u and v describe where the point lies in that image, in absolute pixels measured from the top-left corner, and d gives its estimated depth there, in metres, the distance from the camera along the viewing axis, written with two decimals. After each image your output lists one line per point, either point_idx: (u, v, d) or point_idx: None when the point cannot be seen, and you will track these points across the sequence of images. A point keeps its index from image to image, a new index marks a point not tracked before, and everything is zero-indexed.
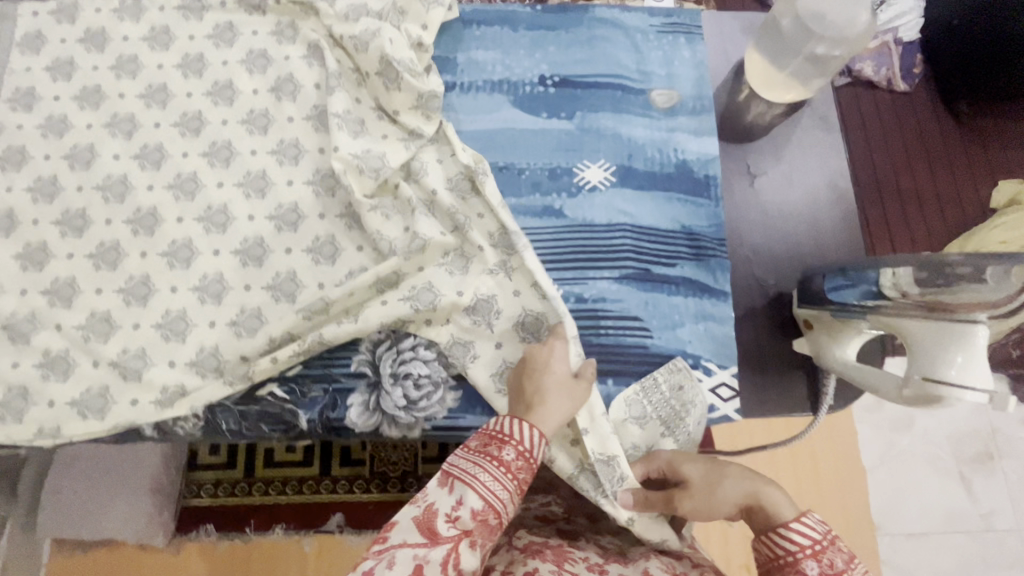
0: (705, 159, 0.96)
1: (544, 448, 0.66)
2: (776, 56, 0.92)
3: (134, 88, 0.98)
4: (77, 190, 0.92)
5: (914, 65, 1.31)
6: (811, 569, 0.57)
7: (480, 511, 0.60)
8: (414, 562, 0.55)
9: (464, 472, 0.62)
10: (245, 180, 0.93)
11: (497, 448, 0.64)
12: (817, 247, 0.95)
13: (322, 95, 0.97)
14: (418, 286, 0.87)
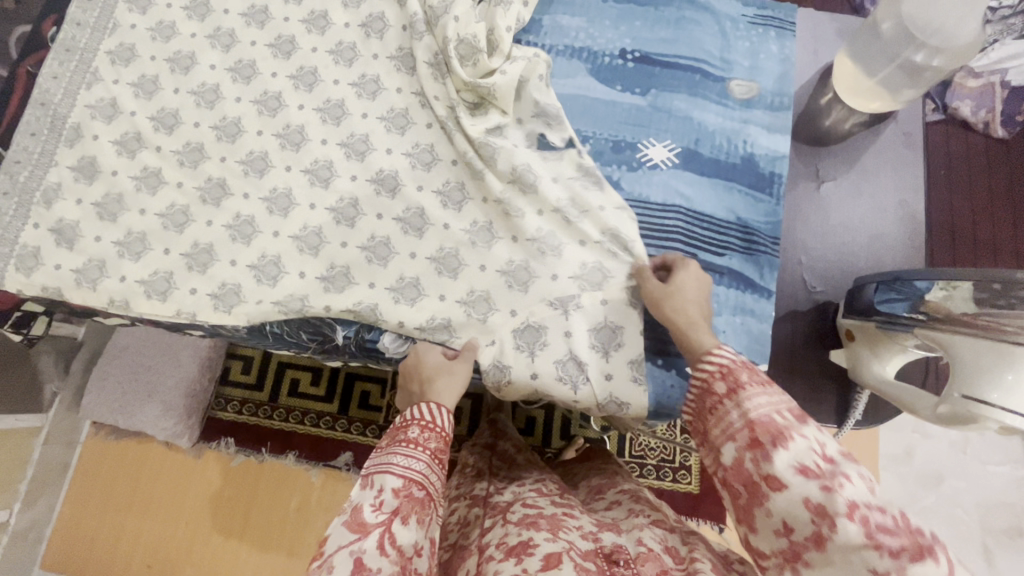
0: (773, 156, 0.94)
1: (446, 418, 0.73)
2: (872, 59, 0.89)
3: (238, 6, 1.04)
4: (174, 92, 0.99)
5: (1018, 111, 1.25)
6: (719, 386, 0.65)
7: (403, 487, 0.64)
8: (353, 558, 0.58)
9: (378, 464, 0.66)
10: (324, 106, 0.98)
11: (403, 433, 0.70)
12: (874, 264, 0.93)
13: (407, 37, 1.00)
14: (476, 227, 0.91)
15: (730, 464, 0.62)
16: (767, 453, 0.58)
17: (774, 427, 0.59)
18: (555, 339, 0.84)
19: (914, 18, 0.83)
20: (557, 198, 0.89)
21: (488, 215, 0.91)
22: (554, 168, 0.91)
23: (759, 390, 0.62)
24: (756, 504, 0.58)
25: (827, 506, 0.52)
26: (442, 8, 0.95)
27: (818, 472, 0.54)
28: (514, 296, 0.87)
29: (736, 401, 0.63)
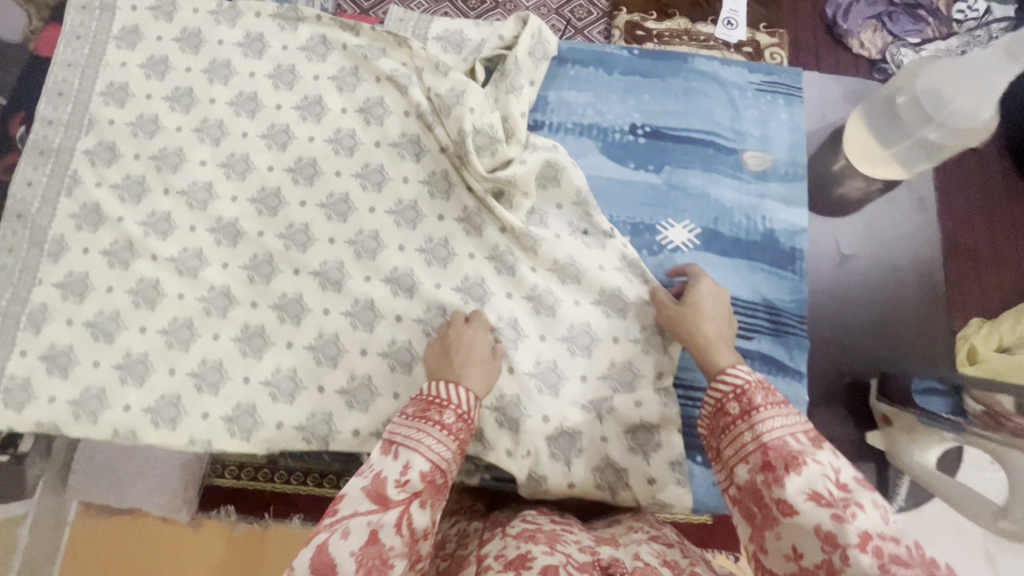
0: (793, 230, 0.93)
1: (475, 408, 0.73)
2: (888, 131, 0.90)
3: (225, 95, 0.98)
4: (164, 193, 0.93)
5: None
6: (733, 408, 0.67)
7: (429, 472, 0.64)
8: (369, 528, 0.58)
9: (405, 438, 0.65)
10: (328, 201, 0.93)
11: (436, 412, 0.68)
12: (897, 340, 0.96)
13: (410, 122, 0.95)
14: (504, 319, 0.87)
15: (742, 484, 0.64)
16: (780, 477, 0.60)
17: (789, 452, 0.61)
18: (594, 442, 0.83)
19: (925, 94, 0.82)
20: (608, 286, 0.88)
21: (512, 308, 0.88)
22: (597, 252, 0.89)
23: (773, 415, 0.64)
24: (767, 527, 0.60)
25: (839, 535, 0.54)
26: (451, 98, 0.91)
27: (830, 500, 0.56)
28: (547, 397, 0.85)
29: (751, 424, 0.65)
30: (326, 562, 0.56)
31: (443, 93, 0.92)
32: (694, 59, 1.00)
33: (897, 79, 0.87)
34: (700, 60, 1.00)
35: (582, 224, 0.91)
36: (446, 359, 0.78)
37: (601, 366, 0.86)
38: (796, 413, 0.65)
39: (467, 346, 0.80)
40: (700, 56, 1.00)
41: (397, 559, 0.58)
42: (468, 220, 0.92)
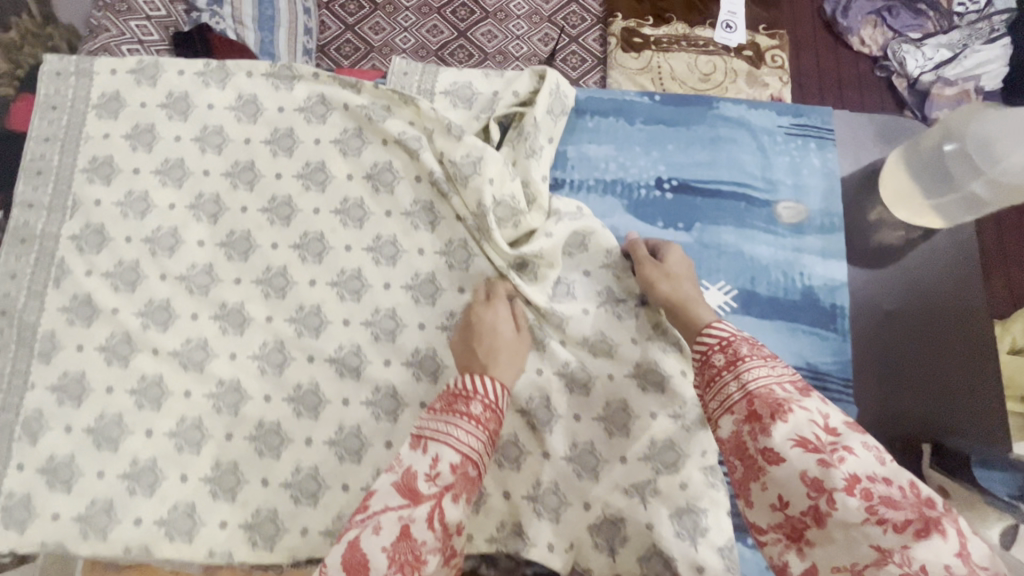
0: (832, 286, 0.88)
1: (505, 399, 0.70)
2: (926, 181, 0.87)
3: (219, 165, 0.91)
4: (161, 279, 0.86)
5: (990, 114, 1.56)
6: (718, 360, 0.67)
7: (459, 464, 0.63)
8: (400, 524, 0.58)
9: (436, 432, 0.65)
10: (339, 279, 0.87)
11: (464, 404, 0.67)
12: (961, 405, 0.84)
13: (422, 189, 0.89)
14: (535, 400, 0.82)
15: (726, 437, 0.62)
16: (766, 426, 0.58)
17: (774, 400, 0.59)
18: (640, 529, 0.78)
19: (977, 145, 0.79)
20: (642, 359, 0.83)
21: (542, 387, 0.83)
22: (630, 326, 0.84)
23: (759, 366, 0.63)
24: (752, 478, 0.57)
25: (825, 479, 0.52)
26: (469, 166, 0.85)
27: (817, 445, 0.54)
28: (585, 483, 0.80)
29: (737, 375, 0.64)
30: (361, 560, 0.56)
31: (458, 159, 0.86)
32: (719, 103, 0.94)
33: (951, 118, 0.83)
34: (726, 105, 0.95)
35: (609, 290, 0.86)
36: (473, 347, 0.76)
37: (642, 444, 0.81)
38: (784, 367, 0.63)
39: (493, 332, 0.77)
40: (725, 100, 0.95)
41: (430, 555, 0.57)
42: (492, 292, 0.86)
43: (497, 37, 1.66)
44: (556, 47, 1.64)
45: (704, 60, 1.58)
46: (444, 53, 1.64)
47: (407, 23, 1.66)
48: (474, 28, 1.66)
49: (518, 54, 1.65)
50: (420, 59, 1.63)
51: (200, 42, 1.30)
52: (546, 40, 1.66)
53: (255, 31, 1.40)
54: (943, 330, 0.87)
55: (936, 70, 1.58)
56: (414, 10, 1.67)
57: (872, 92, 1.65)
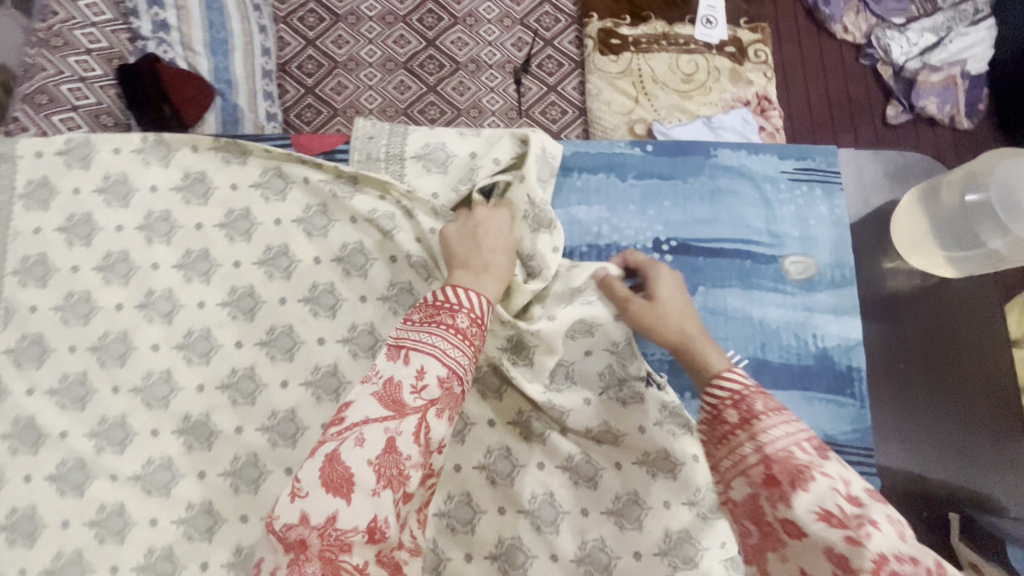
0: (847, 345, 0.82)
1: (491, 312, 0.64)
2: (946, 232, 0.83)
3: (169, 256, 0.81)
4: (113, 392, 0.77)
5: (978, 100, 1.51)
6: (731, 416, 0.56)
7: (446, 378, 0.57)
8: (386, 436, 0.52)
9: (416, 342, 0.58)
10: (314, 378, 0.79)
11: (448, 316, 0.60)
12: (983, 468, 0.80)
13: (399, 269, 0.81)
14: (538, 496, 0.76)
15: (738, 500, 0.52)
16: (785, 494, 0.48)
17: (794, 464, 0.49)
18: None
19: (1002, 197, 0.78)
20: (651, 446, 0.76)
21: (545, 481, 0.77)
22: (637, 410, 0.78)
23: (777, 422, 0.53)
24: (770, 549, 0.49)
25: (850, 560, 0.43)
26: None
27: (842, 519, 0.45)
28: None
29: (751, 434, 0.53)
30: (342, 475, 0.50)
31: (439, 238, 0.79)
32: (716, 151, 0.88)
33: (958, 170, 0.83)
34: (724, 153, 0.88)
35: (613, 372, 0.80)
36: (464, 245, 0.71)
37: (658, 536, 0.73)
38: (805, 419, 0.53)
39: (492, 233, 0.73)
40: (723, 147, 0.89)
41: (417, 470, 0.54)
42: (483, 381, 0.82)
43: (468, 44, 1.53)
44: (531, 52, 1.53)
45: (685, 59, 1.50)
46: (414, 65, 1.51)
47: (372, 34, 1.53)
48: (443, 36, 1.53)
49: (491, 61, 1.52)
50: (388, 73, 1.51)
51: (153, 88, 1.18)
52: (519, 45, 1.54)
53: (208, 56, 1.28)
54: (968, 386, 0.83)
55: (921, 55, 1.51)
56: (378, 20, 1.54)
57: (857, 80, 1.57)
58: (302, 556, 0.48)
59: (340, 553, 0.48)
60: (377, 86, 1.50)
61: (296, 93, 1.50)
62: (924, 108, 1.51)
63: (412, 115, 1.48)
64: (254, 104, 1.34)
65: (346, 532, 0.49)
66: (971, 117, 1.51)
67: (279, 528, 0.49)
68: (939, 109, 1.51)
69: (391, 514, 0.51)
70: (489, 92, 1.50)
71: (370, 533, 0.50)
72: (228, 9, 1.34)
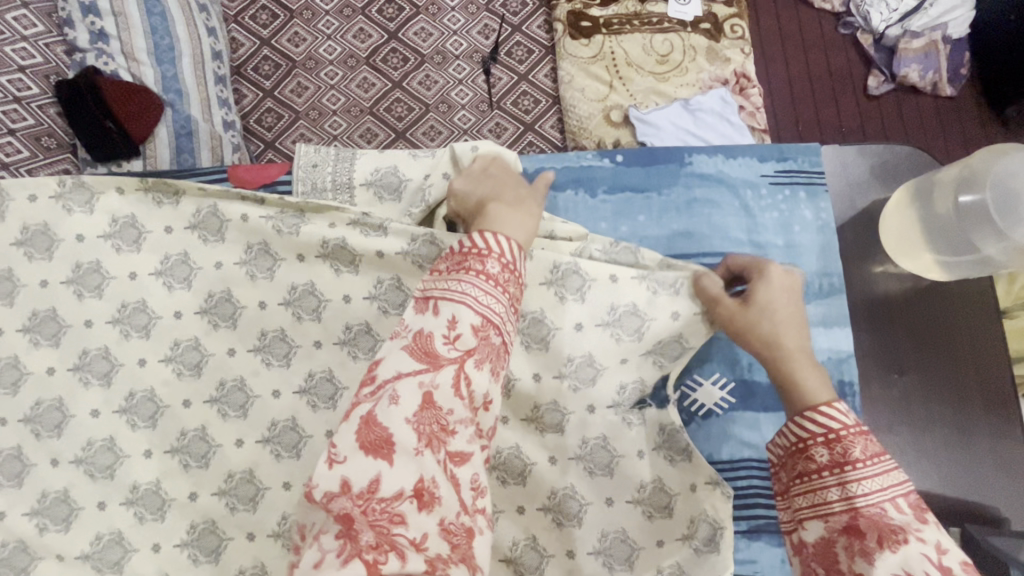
0: (838, 358, 0.77)
1: (522, 258, 0.59)
2: (938, 234, 0.78)
3: (102, 311, 0.74)
4: (51, 465, 0.71)
5: (960, 66, 1.45)
6: (821, 455, 0.58)
7: (480, 326, 0.52)
8: (421, 391, 0.48)
9: (446, 291, 0.53)
10: (270, 434, 0.73)
11: (477, 262, 0.55)
12: (980, 477, 0.78)
13: (357, 308, 0.76)
14: (521, 542, 0.71)
15: (812, 540, 0.56)
16: (868, 548, 0.51)
17: (886, 524, 0.52)
18: None
19: (999, 198, 0.72)
20: (640, 480, 0.72)
21: (528, 526, 0.71)
22: (622, 442, 0.73)
23: (870, 472, 0.55)
24: None
25: None
26: (431, 250, 0.75)
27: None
28: None
29: (840, 480, 0.55)
30: (381, 435, 0.46)
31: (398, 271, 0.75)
32: (692, 158, 0.83)
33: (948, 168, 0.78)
34: (699, 159, 0.83)
35: (638, 383, 0.75)
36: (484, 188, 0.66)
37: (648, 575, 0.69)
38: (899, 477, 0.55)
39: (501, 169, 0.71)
40: (698, 152, 0.83)
41: (459, 425, 0.48)
42: None
43: (432, 35, 1.43)
44: (499, 39, 1.44)
45: (659, 38, 1.42)
46: (377, 60, 1.41)
47: (330, 29, 1.42)
48: (406, 27, 1.43)
49: (458, 52, 1.43)
50: (350, 70, 1.40)
51: (94, 102, 1.09)
52: (486, 32, 1.44)
53: (154, 66, 1.18)
54: (966, 394, 0.79)
55: (902, 22, 1.43)
56: (335, 13, 1.43)
57: (837, 50, 1.50)
58: (348, 531, 0.43)
59: (391, 524, 0.43)
60: (339, 85, 1.40)
61: (254, 97, 1.38)
62: (905, 77, 1.44)
63: (377, 113, 1.39)
64: (208, 111, 1.22)
65: (391, 500, 0.44)
66: (954, 83, 1.45)
67: (318, 499, 0.44)
68: (921, 77, 1.44)
69: (438, 474, 0.46)
70: (457, 85, 1.41)
71: (419, 496, 0.45)
72: (172, 12, 1.21)
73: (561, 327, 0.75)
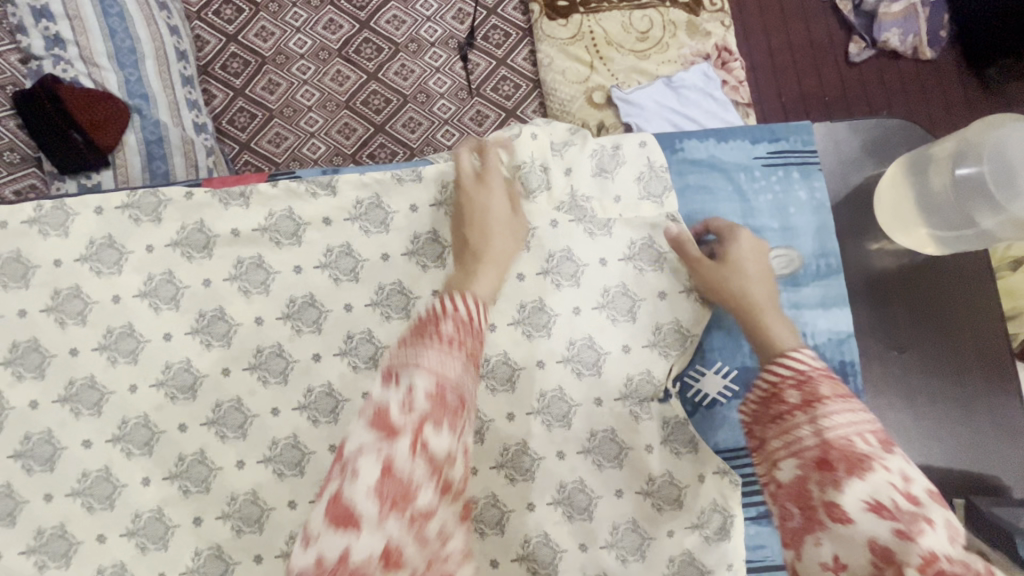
0: (839, 338, 0.77)
1: (481, 310, 0.56)
2: (932, 208, 0.77)
3: (87, 338, 0.71)
4: (45, 500, 0.68)
5: (940, 28, 1.43)
6: (791, 396, 0.55)
7: (436, 388, 0.48)
8: (381, 461, 0.45)
9: (403, 358, 0.49)
10: (272, 454, 0.71)
11: (436, 325, 0.52)
12: (982, 450, 0.78)
13: (354, 318, 0.73)
14: (533, 540, 0.70)
15: (785, 480, 0.52)
16: (839, 480, 0.48)
17: (856, 454, 0.49)
18: None
19: (995, 169, 0.72)
20: (655, 472, 0.72)
21: (541, 524, 0.71)
22: (638, 431, 0.73)
23: (842, 408, 0.52)
24: (807, 530, 0.49)
25: (898, 550, 0.43)
26: (431, 248, 0.75)
27: (895, 513, 0.45)
28: None
29: (812, 416, 0.53)
30: (346, 511, 0.45)
31: (395, 271, 0.74)
32: (682, 143, 0.80)
33: (941, 141, 0.77)
34: (690, 143, 0.81)
35: (644, 375, 0.74)
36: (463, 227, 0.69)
37: (663, 564, 0.70)
38: (868, 415, 0.53)
39: (482, 208, 0.70)
40: (689, 137, 0.81)
41: (427, 488, 0.47)
42: None
43: (406, 22, 1.38)
44: (474, 23, 1.39)
45: (639, 15, 1.38)
46: (350, 52, 1.36)
47: (299, 22, 1.36)
48: (377, 15, 1.38)
49: (433, 38, 1.38)
50: (323, 63, 1.35)
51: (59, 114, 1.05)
52: (461, 16, 1.40)
53: (117, 70, 1.11)
54: (966, 368, 0.80)
55: None
56: (303, 4, 1.37)
57: (817, 19, 1.48)
58: None
59: None
60: (313, 79, 1.35)
61: (225, 97, 1.33)
62: (886, 42, 1.42)
63: (355, 108, 1.35)
64: (177, 114, 1.15)
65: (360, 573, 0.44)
66: (934, 46, 1.44)
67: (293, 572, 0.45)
68: (902, 41, 1.42)
69: (406, 538, 0.46)
70: (435, 73, 1.37)
71: (388, 562, 0.45)
72: (130, 11, 1.14)
73: (561, 312, 0.75)
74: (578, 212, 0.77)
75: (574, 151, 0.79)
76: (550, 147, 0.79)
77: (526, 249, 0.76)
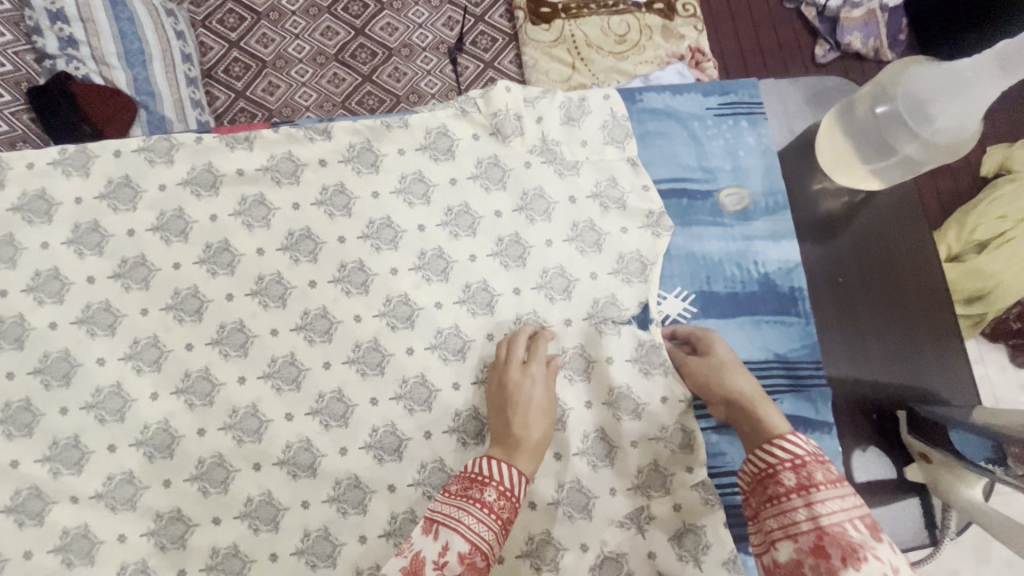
0: (788, 267, 0.85)
1: (523, 485, 0.67)
2: (864, 141, 0.86)
3: (103, 267, 0.78)
4: (61, 413, 0.74)
5: (899, 32, 1.56)
6: (788, 479, 0.60)
7: (467, 554, 0.61)
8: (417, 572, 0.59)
9: (446, 517, 0.63)
10: (272, 369, 0.77)
11: (478, 490, 0.65)
12: (923, 369, 0.86)
13: (348, 248, 0.81)
14: None
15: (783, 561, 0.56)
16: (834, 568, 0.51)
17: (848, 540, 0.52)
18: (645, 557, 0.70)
19: (908, 105, 0.78)
20: (618, 384, 0.79)
21: None
22: (605, 345, 0.80)
23: (835, 495, 0.57)
24: None
25: None
26: (418, 187, 0.83)
27: None
28: (579, 525, 0.74)
29: (807, 501, 0.57)
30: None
31: (383, 210, 0.82)
32: (643, 96, 0.90)
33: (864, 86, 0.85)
34: (650, 96, 0.90)
35: (610, 298, 0.82)
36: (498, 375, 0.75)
37: (627, 466, 0.77)
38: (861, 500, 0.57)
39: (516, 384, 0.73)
40: (649, 90, 0.90)
41: None
42: (443, 345, 0.80)
43: (399, 29, 1.49)
44: (463, 29, 1.51)
45: (616, 20, 1.50)
46: (346, 56, 1.47)
47: (297, 29, 1.47)
48: (372, 23, 1.49)
49: (425, 44, 1.49)
50: (320, 67, 1.46)
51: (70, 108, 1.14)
52: (451, 24, 1.51)
53: (125, 69, 1.20)
54: (905, 296, 0.88)
55: None
56: (301, 14, 1.48)
57: (784, 24, 1.60)
58: None
59: None
60: (311, 81, 1.45)
61: (226, 98, 1.42)
62: (849, 45, 1.54)
63: (350, 107, 1.45)
64: (182, 112, 1.26)
65: None
66: (894, 48, 1.56)
67: None
68: (863, 44, 1.55)
69: None
70: (426, 75, 1.48)
71: None
72: (140, 18, 1.25)
73: (535, 244, 0.83)
74: (549, 154, 0.85)
75: (546, 101, 0.87)
76: (525, 98, 0.87)
77: (501, 189, 0.84)
